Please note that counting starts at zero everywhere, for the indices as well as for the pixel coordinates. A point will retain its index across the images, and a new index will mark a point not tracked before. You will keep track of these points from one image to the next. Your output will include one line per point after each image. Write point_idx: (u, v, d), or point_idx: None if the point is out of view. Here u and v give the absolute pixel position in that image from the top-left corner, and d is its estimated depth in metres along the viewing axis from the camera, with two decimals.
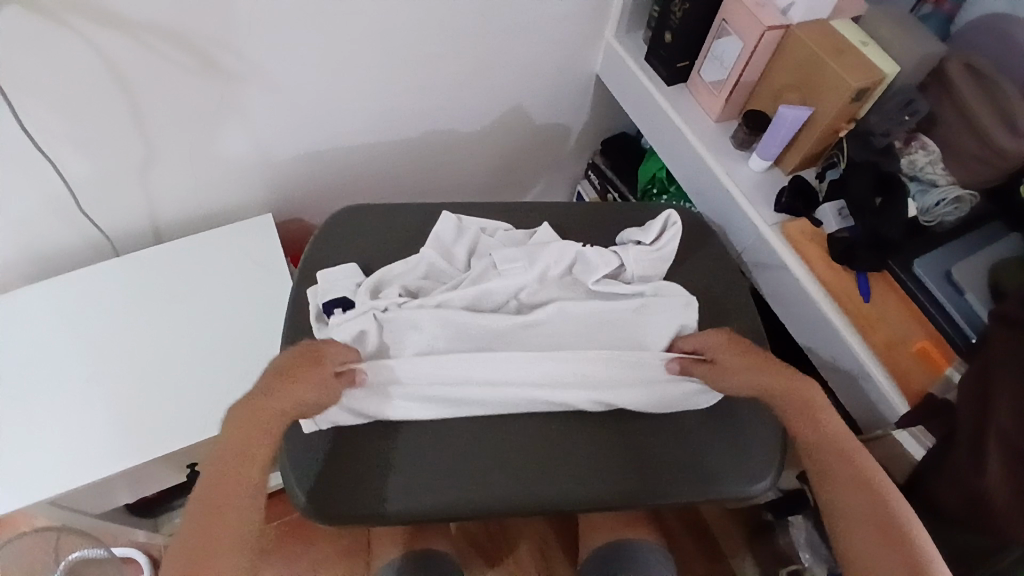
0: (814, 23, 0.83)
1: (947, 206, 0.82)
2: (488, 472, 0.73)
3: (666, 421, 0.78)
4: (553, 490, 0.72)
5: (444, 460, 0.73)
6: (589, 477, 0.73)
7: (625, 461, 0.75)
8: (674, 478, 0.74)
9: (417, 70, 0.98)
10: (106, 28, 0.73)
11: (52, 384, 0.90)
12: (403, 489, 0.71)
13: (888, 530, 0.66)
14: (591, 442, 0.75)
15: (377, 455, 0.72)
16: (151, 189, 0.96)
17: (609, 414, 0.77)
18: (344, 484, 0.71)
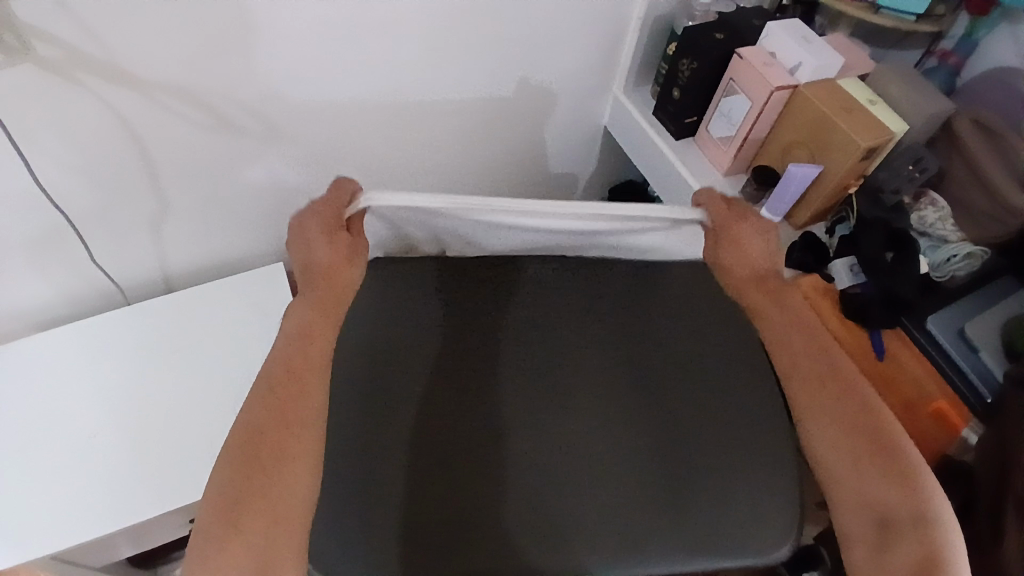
0: (822, 82, 0.84)
1: (958, 261, 0.83)
2: (584, 507, 0.67)
3: (715, 447, 0.72)
4: (595, 536, 0.65)
5: (544, 477, 0.69)
6: (629, 520, 0.67)
7: (656, 507, 0.68)
8: (707, 513, 0.68)
9: (427, 125, 1.00)
10: (121, 87, 0.74)
11: (59, 437, 0.89)
12: (501, 513, 0.66)
13: (881, 456, 0.62)
14: (641, 479, 0.70)
15: (402, 482, 0.67)
16: (163, 240, 0.97)
17: (660, 444, 0.72)
18: (439, 513, 0.66)
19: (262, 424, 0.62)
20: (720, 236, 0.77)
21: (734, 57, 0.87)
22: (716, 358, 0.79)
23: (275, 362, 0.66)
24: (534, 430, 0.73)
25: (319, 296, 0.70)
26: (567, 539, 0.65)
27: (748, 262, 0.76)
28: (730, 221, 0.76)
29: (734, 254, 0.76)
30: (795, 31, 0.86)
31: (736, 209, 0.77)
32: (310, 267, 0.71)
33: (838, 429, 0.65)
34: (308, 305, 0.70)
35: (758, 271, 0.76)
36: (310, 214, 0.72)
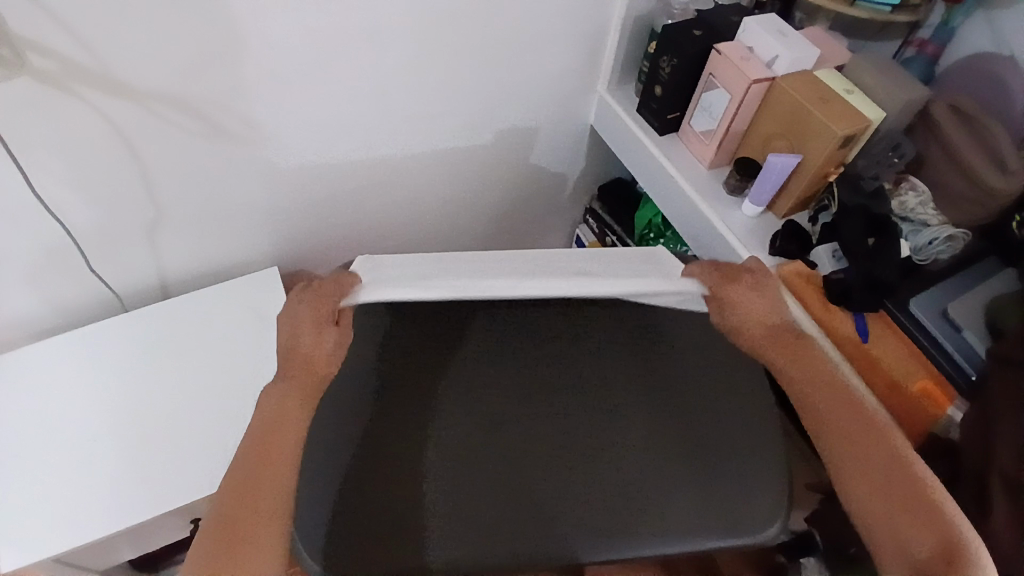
0: (798, 74, 0.86)
1: (939, 244, 0.84)
2: (552, 499, 0.69)
3: (689, 448, 0.73)
4: (575, 522, 0.67)
5: (507, 470, 0.70)
6: (617, 509, 0.68)
7: (635, 495, 0.69)
8: (689, 504, 0.69)
9: (417, 130, 1.02)
10: (115, 98, 0.77)
11: (59, 442, 0.91)
12: (456, 512, 0.67)
13: (906, 497, 0.61)
14: (622, 471, 0.71)
15: (381, 487, 0.69)
16: (160, 247, 0.99)
17: (633, 441, 0.73)
18: (411, 510, 0.67)
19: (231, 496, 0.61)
20: (722, 302, 0.78)
21: (712, 53, 0.89)
22: (692, 363, 0.80)
23: (248, 447, 0.65)
24: (504, 432, 0.74)
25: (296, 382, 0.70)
26: (554, 527, 0.67)
27: (753, 316, 0.76)
28: (722, 283, 0.78)
29: (739, 314, 0.77)
30: (771, 26, 0.88)
31: (729, 272, 0.79)
32: (293, 351, 0.72)
33: (863, 480, 0.64)
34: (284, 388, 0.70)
35: (769, 326, 0.76)
36: (303, 302, 0.74)
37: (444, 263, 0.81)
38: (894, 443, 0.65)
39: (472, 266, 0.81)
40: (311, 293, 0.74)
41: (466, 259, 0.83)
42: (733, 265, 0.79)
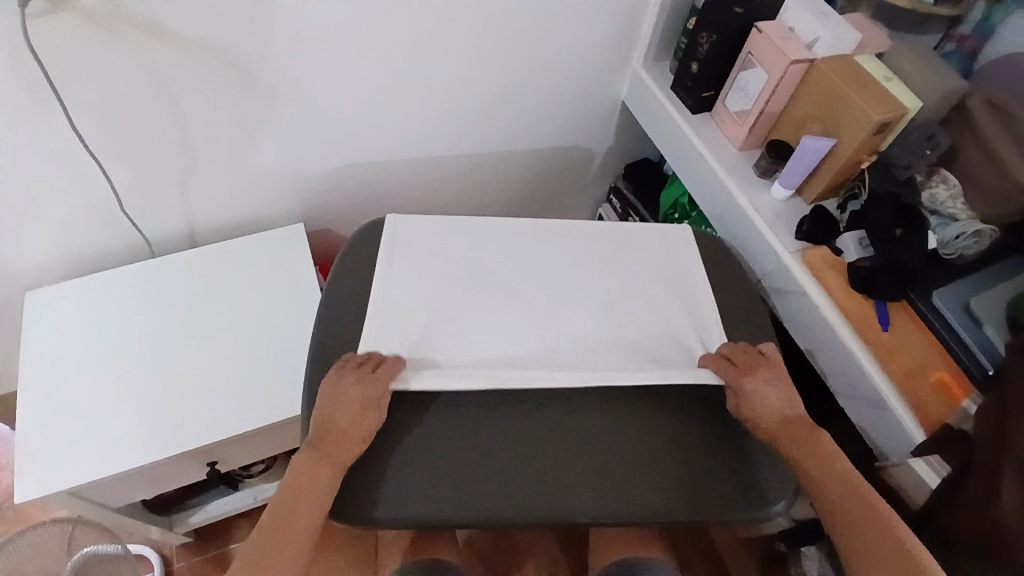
0: (838, 58, 0.86)
1: (966, 239, 0.82)
2: (560, 468, 0.74)
3: (698, 437, 0.78)
4: (588, 499, 0.73)
5: (515, 442, 0.76)
6: (620, 501, 0.73)
7: (635, 489, 0.74)
8: (693, 492, 0.74)
9: (450, 94, 1.02)
10: (158, 41, 0.77)
11: (84, 380, 0.92)
12: (471, 478, 0.73)
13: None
14: (619, 464, 0.75)
15: (393, 471, 0.74)
16: (190, 195, 1.00)
17: (632, 429, 0.77)
18: (431, 470, 0.74)
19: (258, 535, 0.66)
20: (736, 393, 0.77)
21: (753, 31, 0.89)
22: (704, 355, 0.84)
23: (281, 495, 0.70)
24: (498, 432, 0.76)
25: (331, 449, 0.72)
26: (563, 494, 0.73)
27: (770, 411, 0.76)
28: (739, 375, 0.77)
29: (756, 406, 0.76)
30: (814, 7, 0.88)
31: (743, 364, 0.79)
32: (326, 429, 0.73)
33: (869, 557, 0.66)
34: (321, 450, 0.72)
35: (783, 418, 0.76)
36: (351, 384, 0.74)
37: (475, 332, 0.82)
38: (892, 526, 0.67)
39: (501, 335, 0.82)
40: (366, 376, 0.75)
41: (491, 313, 0.84)
42: (746, 358, 0.79)
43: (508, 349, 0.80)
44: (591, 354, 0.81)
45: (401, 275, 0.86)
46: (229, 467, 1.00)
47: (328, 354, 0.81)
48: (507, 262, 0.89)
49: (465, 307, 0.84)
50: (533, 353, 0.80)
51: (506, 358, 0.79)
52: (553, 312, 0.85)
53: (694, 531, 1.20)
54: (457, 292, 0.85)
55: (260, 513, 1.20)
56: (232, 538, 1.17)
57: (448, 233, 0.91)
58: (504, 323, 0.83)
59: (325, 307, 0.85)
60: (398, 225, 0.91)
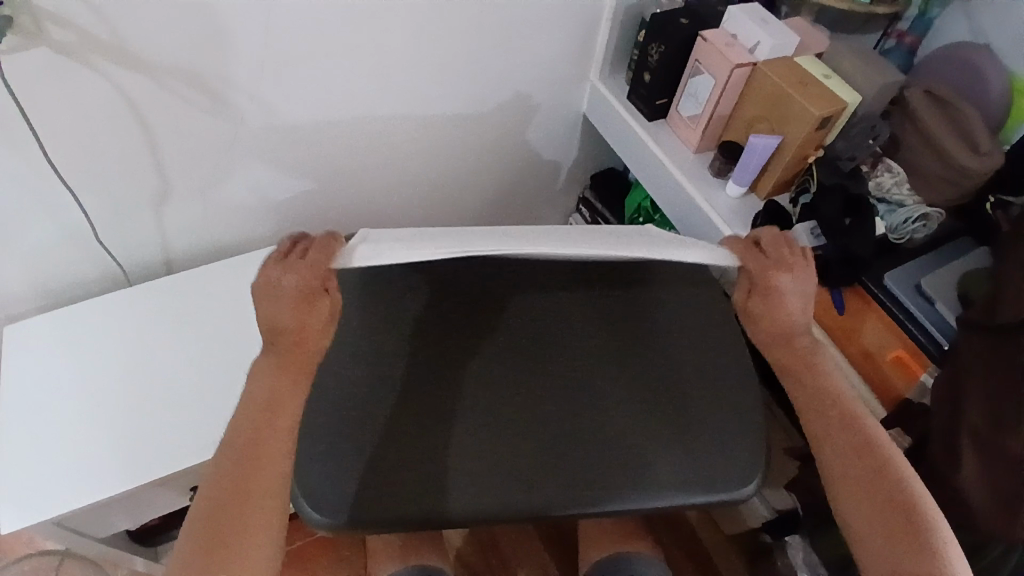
0: (779, 60, 0.91)
1: (914, 223, 0.88)
2: (551, 467, 0.75)
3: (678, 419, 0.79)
4: (573, 490, 0.73)
5: (513, 437, 0.76)
6: (609, 494, 0.74)
7: (619, 478, 0.75)
8: (674, 475, 0.76)
9: (416, 110, 1.06)
10: (128, 70, 0.80)
11: (61, 407, 0.93)
12: (461, 475, 0.74)
13: (903, 513, 0.61)
14: (605, 456, 0.76)
15: (376, 473, 0.73)
16: (165, 220, 1.02)
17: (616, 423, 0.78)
18: (427, 462, 0.74)
19: (223, 483, 0.61)
20: (754, 284, 0.71)
21: (698, 40, 0.94)
22: (680, 339, 0.86)
23: (239, 432, 0.64)
24: (481, 435, 0.76)
25: (288, 359, 0.67)
26: (545, 486, 0.74)
27: (774, 320, 0.71)
28: (764, 265, 0.71)
29: (770, 305, 0.71)
30: (754, 14, 0.93)
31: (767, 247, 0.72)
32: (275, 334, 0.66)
33: (863, 489, 0.63)
34: (278, 364, 0.67)
35: (792, 327, 0.71)
36: (287, 276, 0.66)
37: (451, 335, 0.83)
38: (894, 459, 0.64)
39: (478, 337, 0.83)
40: (295, 262, 0.66)
41: (467, 308, 0.85)
42: (773, 243, 0.72)
43: (484, 343, 0.83)
44: (569, 346, 0.84)
45: (376, 289, 0.85)
46: None
47: None
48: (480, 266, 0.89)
49: (438, 308, 0.85)
50: (508, 349, 0.83)
51: (483, 346, 0.82)
52: (525, 304, 0.86)
53: (681, 529, 1.20)
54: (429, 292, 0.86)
55: None
56: None
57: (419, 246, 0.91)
58: (476, 321, 0.85)
59: None
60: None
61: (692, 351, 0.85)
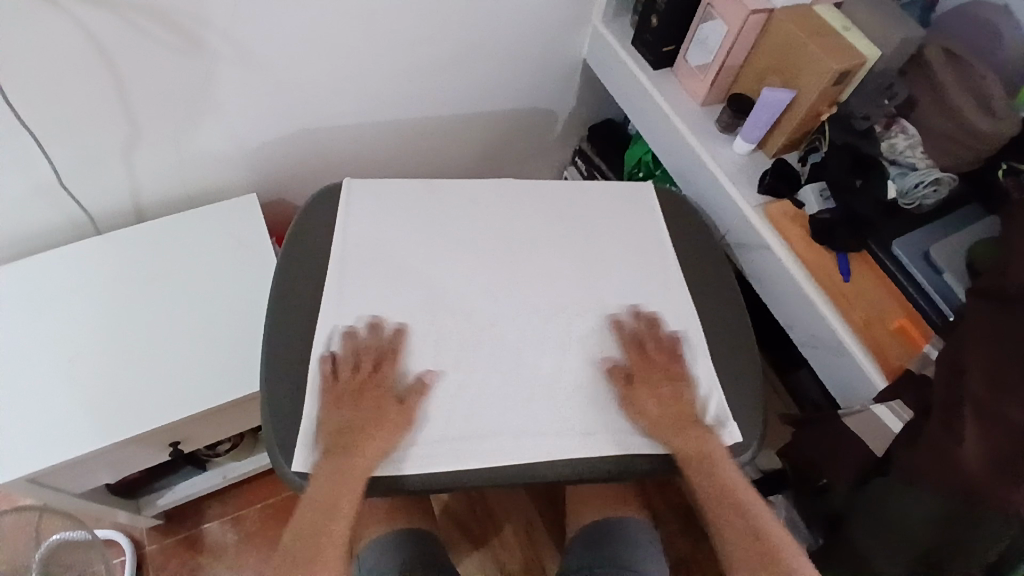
0: (798, 8, 0.85)
1: (925, 188, 0.82)
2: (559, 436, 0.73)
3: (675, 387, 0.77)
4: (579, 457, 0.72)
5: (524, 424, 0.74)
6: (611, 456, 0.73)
7: (620, 441, 0.73)
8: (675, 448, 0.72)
9: (405, 52, 0.98)
10: (91, 6, 0.72)
11: (30, 362, 0.88)
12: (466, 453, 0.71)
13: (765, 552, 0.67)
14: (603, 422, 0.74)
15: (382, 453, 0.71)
16: (136, 165, 0.95)
17: (608, 391, 0.76)
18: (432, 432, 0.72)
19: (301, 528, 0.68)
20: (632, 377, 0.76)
21: None
22: (679, 304, 0.84)
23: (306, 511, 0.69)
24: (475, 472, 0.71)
25: (353, 451, 0.70)
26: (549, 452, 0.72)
27: (669, 396, 0.75)
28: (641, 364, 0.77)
29: (640, 390, 0.75)
30: None
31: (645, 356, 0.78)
32: (346, 428, 0.71)
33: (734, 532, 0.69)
34: (336, 459, 0.70)
35: (662, 401, 0.75)
36: (343, 380, 0.74)
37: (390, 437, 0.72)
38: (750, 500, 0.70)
39: (462, 391, 0.74)
40: (344, 368, 0.74)
41: (457, 377, 0.75)
42: (652, 350, 0.78)
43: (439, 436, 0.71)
44: (565, 349, 0.78)
45: (357, 289, 0.81)
46: (193, 446, 0.98)
47: (286, 323, 0.79)
48: (462, 238, 0.86)
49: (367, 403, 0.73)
50: (376, 448, 0.70)
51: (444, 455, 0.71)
52: (395, 389, 0.74)
53: (668, 490, 1.21)
54: (409, 358, 0.76)
55: (230, 491, 1.18)
56: (204, 517, 1.15)
57: (406, 223, 0.87)
58: (340, 426, 0.72)
59: (280, 274, 0.82)
60: (352, 213, 0.87)
61: (692, 317, 0.83)
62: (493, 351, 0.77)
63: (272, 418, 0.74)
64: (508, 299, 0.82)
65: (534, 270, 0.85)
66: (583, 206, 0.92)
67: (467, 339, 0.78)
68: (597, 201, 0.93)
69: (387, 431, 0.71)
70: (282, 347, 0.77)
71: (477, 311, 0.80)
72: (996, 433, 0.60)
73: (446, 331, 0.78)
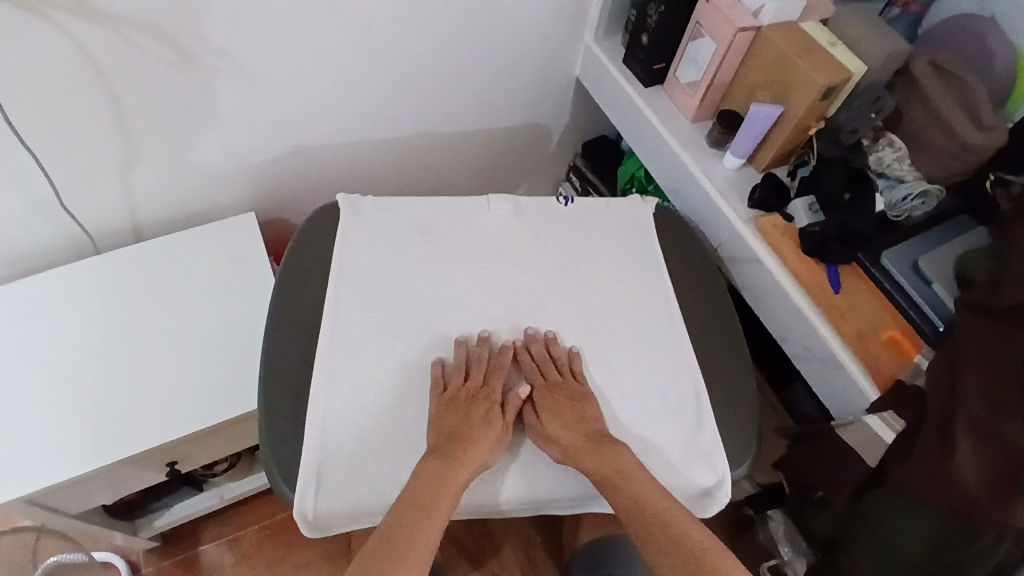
0: (784, 25, 0.87)
1: (914, 199, 0.86)
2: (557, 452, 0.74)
3: (669, 397, 0.78)
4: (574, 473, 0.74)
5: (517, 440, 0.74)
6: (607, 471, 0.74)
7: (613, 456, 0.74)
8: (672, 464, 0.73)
9: (402, 70, 1.00)
10: (91, 25, 0.74)
11: (27, 382, 0.89)
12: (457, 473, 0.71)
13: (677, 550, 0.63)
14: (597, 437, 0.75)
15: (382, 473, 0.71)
16: (134, 185, 0.96)
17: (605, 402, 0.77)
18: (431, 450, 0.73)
19: (392, 529, 0.63)
20: (536, 406, 0.75)
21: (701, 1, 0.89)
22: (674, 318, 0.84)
23: (394, 517, 0.64)
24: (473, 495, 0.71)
25: (462, 456, 0.69)
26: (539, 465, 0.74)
27: (567, 412, 0.74)
28: (536, 381, 0.76)
29: (549, 416, 0.73)
30: None
31: (547, 372, 0.77)
32: (464, 435, 0.70)
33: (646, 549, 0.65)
34: (445, 461, 0.68)
35: (576, 418, 0.73)
36: (470, 396, 0.74)
37: (377, 465, 0.71)
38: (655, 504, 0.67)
39: None
40: (476, 386, 0.75)
41: None
42: (554, 369, 0.77)
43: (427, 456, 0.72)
44: (560, 364, 0.79)
45: (353, 305, 0.81)
46: (189, 466, 0.98)
47: (283, 340, 0.80)
48: (456, 255, 0.87)
49: (365, 427, 0.73)
50: (478, 461, 0.70)
51: None
52: (495, 401, 0.75)
53: None
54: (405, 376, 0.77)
55: (227, 512, 1.17)
56: (201, 538, 1.14)
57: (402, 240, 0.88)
58: (445, 432, 0.71)
59: (278, 292, 0.83)
60: (348, 231, 0.88)
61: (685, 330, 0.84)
62: (492, 366, 0.78)
63: (270, 439, 0.74)
64: (504, 315, 0.83)
65: (528, 286, 0.85)
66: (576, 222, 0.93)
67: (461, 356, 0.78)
68: (590, 215, 0.94)
69: (485, 442, 0.71)
70: (281, 365, 0.78)
71: (475, 322, 0.81)
72: (993, 449, 0.60)
73: (441, 346, 0.79)
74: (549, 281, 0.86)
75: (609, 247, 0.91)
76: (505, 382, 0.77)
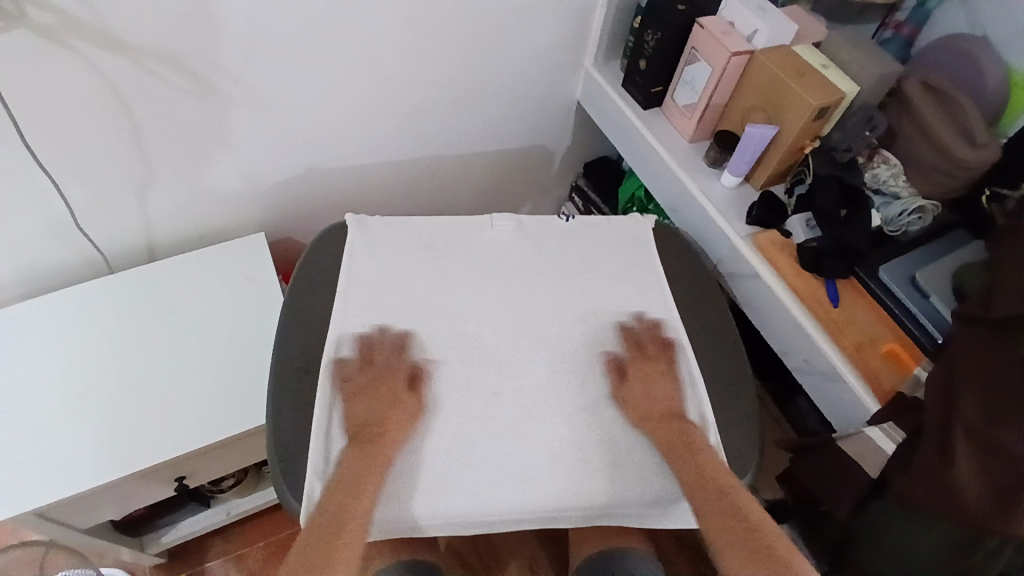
0: (776, 48, 0.90)
1: (909, 215, 0.87)
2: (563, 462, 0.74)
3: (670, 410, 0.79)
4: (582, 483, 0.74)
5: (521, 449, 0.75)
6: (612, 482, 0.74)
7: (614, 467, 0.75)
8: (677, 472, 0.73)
9: (409, 96, 1.04)
10: (113, 55, 0.78)
11: (39, 396, 0.91)
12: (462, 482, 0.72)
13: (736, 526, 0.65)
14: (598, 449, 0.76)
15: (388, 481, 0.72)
16: (149, 206, 1.00)
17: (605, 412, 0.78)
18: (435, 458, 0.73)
19: (319, 518, 0.65)
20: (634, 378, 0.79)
21: (696, 27, 0.92)
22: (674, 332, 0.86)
23: (325, 506, 0.66)
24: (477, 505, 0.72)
25: (378, 443, 0.71)
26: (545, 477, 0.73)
27: (657, 399, 0.78)
28: (638, 359, 0.81)
29: (637, 390, 0.78)
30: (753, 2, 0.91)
31: (649, 356, 0.81)
32: (363, 422, 0.73)
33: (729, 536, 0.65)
34: (359, 447, 0.71)
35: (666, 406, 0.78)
36: (359, 378, 0.77)
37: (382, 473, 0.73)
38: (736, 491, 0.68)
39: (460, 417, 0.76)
40: (371, 369, 0.77)
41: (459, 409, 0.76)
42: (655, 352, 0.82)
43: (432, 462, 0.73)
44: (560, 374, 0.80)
45: (358, 318, 0.83)
46: (197, 481, 0.99)
47: (290, 352, 0.82)
48: (459, 270, 0.89)
49: None
50: (396, 440, 0.72)
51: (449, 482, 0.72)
52: (401, 380, 0.77)
53: None
54: None
55: (233, 529, 1.18)
56: (207, 555, 1.15)
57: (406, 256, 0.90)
58: (356, 424, 0.73)
59: (287, 306, 0.86)
60: (355, 247, 0.90)
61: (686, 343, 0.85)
62: (494, 377, 0.79)
63: (278, 452, 0.75)
64: (506, 327, 0.84)
65: (530, 300, 0.87)
66: (576, 239, 0.95)
67: (464, 367, 0.80)
68: (590, 233, 0.96)
69: (403, 417, 0.74)
70: (288, 378, 0.80)
71: (478, 334, 0.83)
72: (994, 458, 0.60)
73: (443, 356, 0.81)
74: (551, 294, 0.88)
75: (610, 263, 0.92)
76: (507, 393, 0.78)
